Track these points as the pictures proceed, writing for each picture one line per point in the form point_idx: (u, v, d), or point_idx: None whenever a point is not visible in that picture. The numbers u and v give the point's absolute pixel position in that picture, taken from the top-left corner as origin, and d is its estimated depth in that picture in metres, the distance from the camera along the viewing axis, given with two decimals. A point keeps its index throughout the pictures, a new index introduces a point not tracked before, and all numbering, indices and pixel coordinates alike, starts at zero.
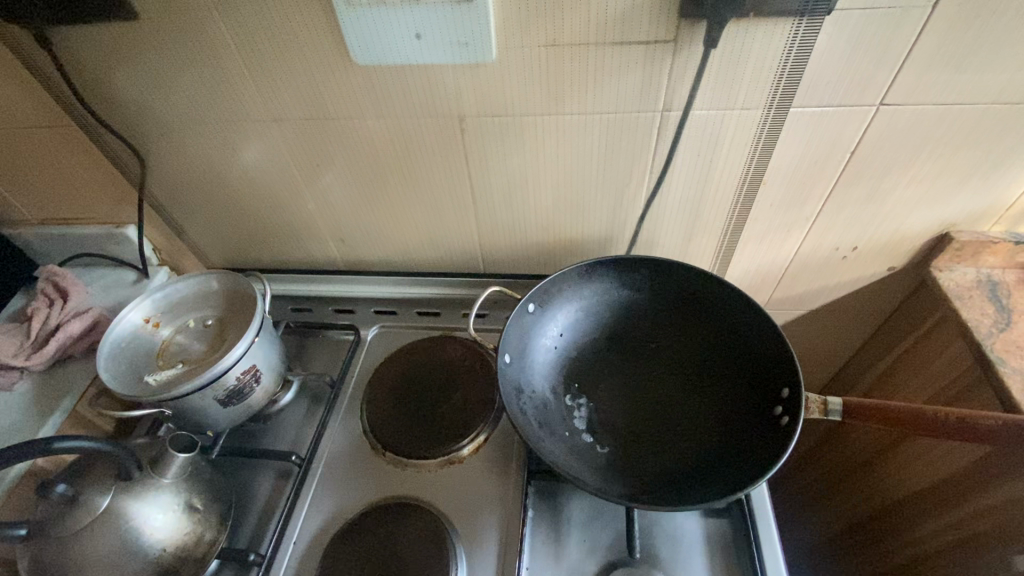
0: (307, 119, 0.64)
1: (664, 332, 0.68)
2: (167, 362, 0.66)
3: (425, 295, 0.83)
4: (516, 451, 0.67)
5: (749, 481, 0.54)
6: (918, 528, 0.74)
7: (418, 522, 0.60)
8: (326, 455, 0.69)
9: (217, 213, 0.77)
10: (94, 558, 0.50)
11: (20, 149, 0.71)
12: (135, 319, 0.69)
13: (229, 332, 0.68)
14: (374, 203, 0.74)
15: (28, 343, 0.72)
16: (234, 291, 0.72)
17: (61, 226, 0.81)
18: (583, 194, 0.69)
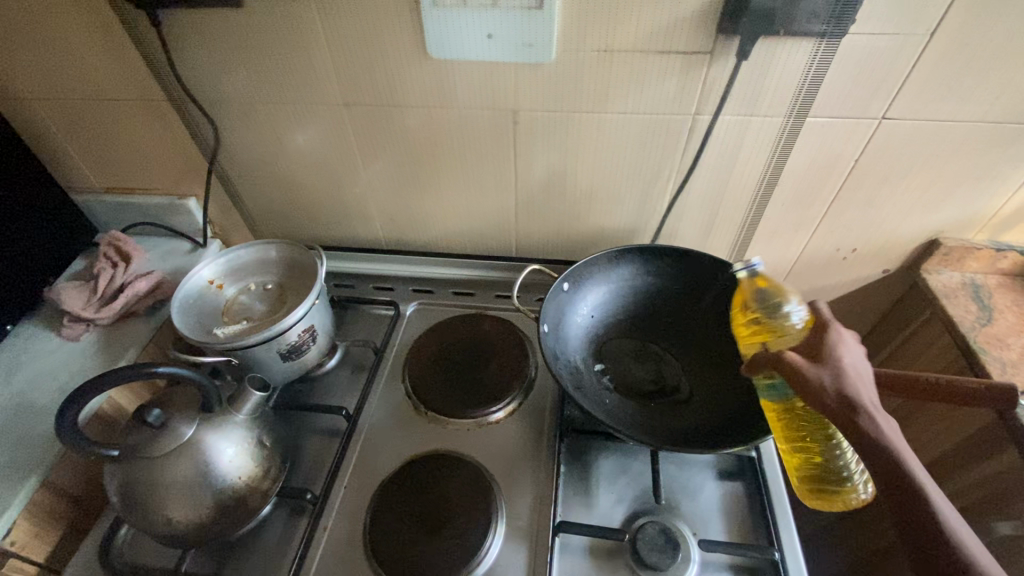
0: (376, 106, 0.71)
1: (684, 314, 0.76)
2: (232, 319, 0.72)
3: (461, 276, 0.90)
4: (548, 415, 0.73)
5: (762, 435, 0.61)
6: None
7: (461, 471, 0.66)
8: (371, 413, 0.75)
9: (276, 190, 0.84)
10: (178, 481, 0.55)
11: (103, 119, 0.77)
12: (202, 278, 0.75)
13: (289, 295, 0.74)
14: (424, 186, 0.81)
15: (96, 299, 0.78)
16: (292, 260, 0.78)
17: (125, 195, 0.87)
18: (616, 187, 0.77)
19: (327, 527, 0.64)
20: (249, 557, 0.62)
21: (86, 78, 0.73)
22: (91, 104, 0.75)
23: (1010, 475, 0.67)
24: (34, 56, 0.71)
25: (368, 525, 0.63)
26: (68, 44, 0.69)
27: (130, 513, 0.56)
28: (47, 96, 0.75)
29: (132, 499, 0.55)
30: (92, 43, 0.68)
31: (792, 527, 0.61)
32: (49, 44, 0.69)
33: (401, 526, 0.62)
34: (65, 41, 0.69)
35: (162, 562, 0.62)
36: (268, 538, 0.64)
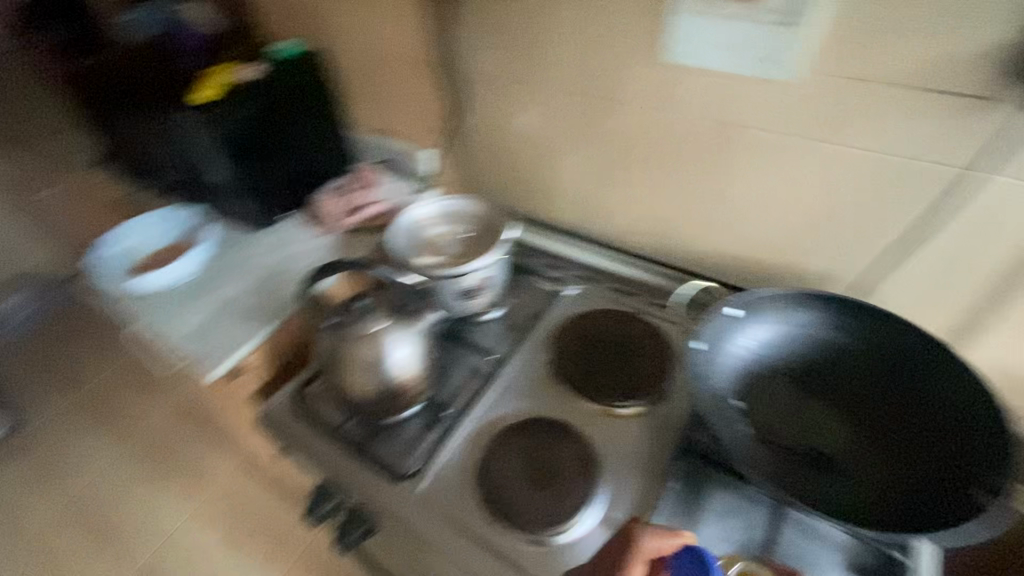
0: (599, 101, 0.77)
1: (862, 383, 0.67)
2: (430, 253, 0.86)
3: (629, 274, 0.90)
4: (673, 430, 0.72)
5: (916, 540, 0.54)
6: None
7: (574, 446, 0.70)
8: (512, 369, 0.83)
9: (493, 156, 0.96)
10: (361, 358, 0.70)
11: (384, 75, 0.95)
12: (419, 215, 0.90)
13: (479, 246, 0.85)
14: (619, 181, 0.84)
15: (343, 211, 0.98)
16: (489, 220, 0.89)
17: (381, 136, 1.07)
18: (821, 226, 0.71)
19: (451, 445, 0.73)
20: (386, 442, 0.74)
21: (386, 41, 0.92)
22: (380, 63, 0.94)
23: None
24: (355, 18, 0.90)
25: (482, 457, 0.71)
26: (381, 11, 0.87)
27: (327, 370, 0.73)
28: (355, 50, 0.97)
29: (333, 360, 0.72)
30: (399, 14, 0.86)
31: None
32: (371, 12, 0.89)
33: (509, 470, 0.69)
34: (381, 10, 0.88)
35: (329, 417, 0.77)
36: (406, 434, 0.75)
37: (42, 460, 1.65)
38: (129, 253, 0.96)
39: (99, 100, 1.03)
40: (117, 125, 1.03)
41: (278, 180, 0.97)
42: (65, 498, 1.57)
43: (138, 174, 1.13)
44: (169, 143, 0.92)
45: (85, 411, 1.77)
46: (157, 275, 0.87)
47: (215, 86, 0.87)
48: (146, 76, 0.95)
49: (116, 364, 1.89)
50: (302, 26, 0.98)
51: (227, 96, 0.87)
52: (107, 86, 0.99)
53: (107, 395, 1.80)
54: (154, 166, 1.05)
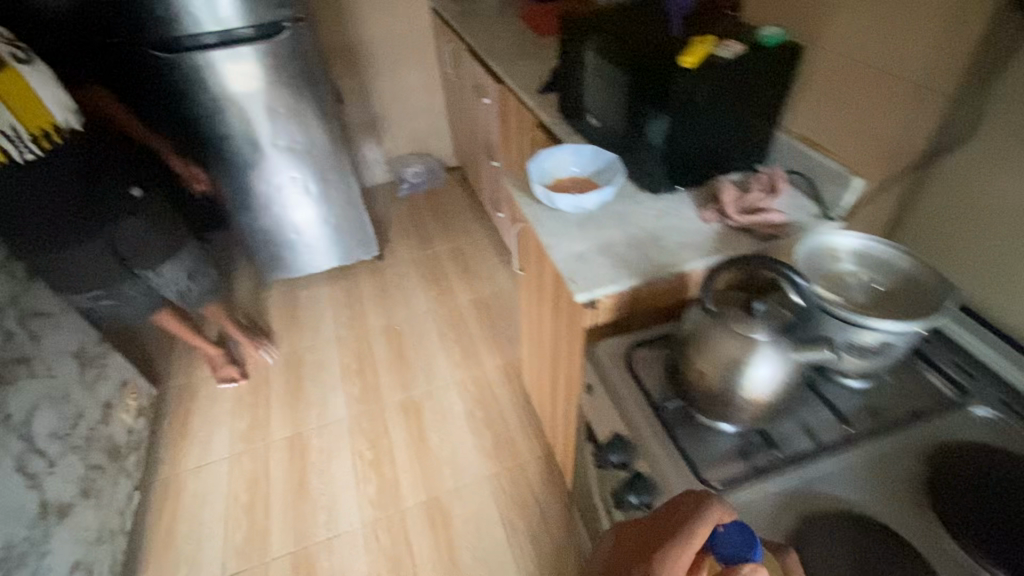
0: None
1: None
2: (829, 287, 0.77)
3: None
4: None
5: None
6: None
7: None
8: (867, 451, 0.70)
9: (956, 218, 0.82)
10: (727, 355, 0.68)
11: (870, 86, 0.87)
12: (835, 242, 0.81)
13: (891, 308, 0.74)
14: None
15: (740, 204, 0.94)
16: (915, 284, 0.76)
17: (809, 146, 0.99)
18: None
19: (769, 484, 0.67)
20: (700, 441, 0.73)
21: (895, 53, 0.82)
22: (875, 71, 0.86)
23: None
24: (880, 19, 0.83)
25: (800, 520, 0.64)
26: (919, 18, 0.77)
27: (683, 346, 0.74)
28: (844, 53, 0.89)
29: (691, 341, 0.72)
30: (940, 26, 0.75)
31: None
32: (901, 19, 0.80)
33: (829, 553, 0.61)
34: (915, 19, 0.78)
35: (652, 387, 0.80)
36: (722, 444, 0.72)
37: (385, 287, 2.21)
38: (558, 159, 1.06)
39: (572, 44, 1.18)
40: (577, 66, 1.17)
41: (693, 155, 0.98)
42: (384, 322, 2.06)
43: (563, 108, 1.28)
44: (624, 94, 1.01)
45: (419, 271, 2.28)
46: (579, 198, 0.96)
47: (694, 55, 0.88)
48: (633, 31, 1.03)
49: (451, 250, 2.38)
50: (803, 18, 0.96)
51: (711, 68, 0.89)
52: (586, 31, 1.12)
53: (439, 266, 2.29)
54: (588, 110, 1.18)
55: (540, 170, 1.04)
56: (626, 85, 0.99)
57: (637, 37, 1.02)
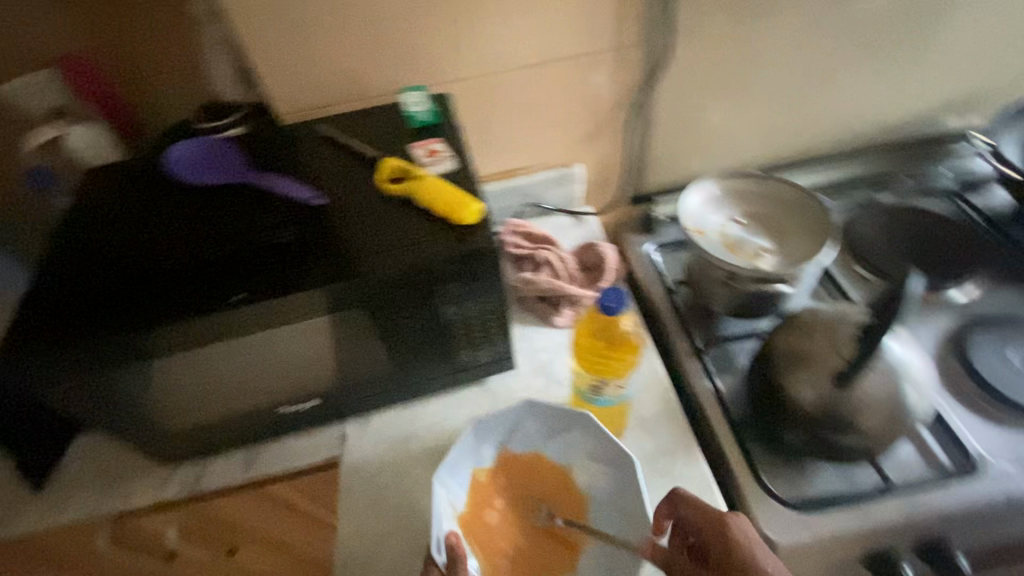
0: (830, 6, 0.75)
1: None
2: (743, 251, 0.70)
3: (838, 177, 0.90)
4: (1012, 263, 0.78)
5: None
6: None
7: (1011, 328, 0.70)
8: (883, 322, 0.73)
9: (675, 135, 0.82)
10: (877, 390, 0.55)
11: (535, 88, 0.70)
12: (694, 209, 0.73)
13: (785, 228, 0.72)
14: (816, 92, 0.82)
15: (571, 278, 0.72)
16: (765, 195, 0.75)
17: (505, 180, 0.79)
18: (978, 53, 0.84)
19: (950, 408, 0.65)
20: (903, 466, 0.62)
21: (534, 40, 0.66)
22: (532, 70, 0.69)
23: None
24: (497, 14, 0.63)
25: (977, 383, 0.66)
26: None
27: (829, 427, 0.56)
28: (476, 72, 0.67)
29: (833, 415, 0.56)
30: None
31: None
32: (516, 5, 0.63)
33: (1008, 377, 0.65)
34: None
35: (825, 489, 0.61)
36: (907, 449, 0.63)
37: None
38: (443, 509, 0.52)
39: (107, 364, 0.47)
40: (180, 372, 0.51)
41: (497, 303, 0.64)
42: None
43: (177, 450, 0.58)
44: (376, 324, 0.52)
45: None
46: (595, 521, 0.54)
47: (450, 201, 0.50)
48: (254, 232, 0.50)
49: None
50: (383, 71, 0.64)
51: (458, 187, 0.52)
52: (142, 312, 0.47)
53: None
54: (287, 399, 0.57)
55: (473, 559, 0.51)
56: (370, 310, 0.51)
57: (292, 241, 0.50)
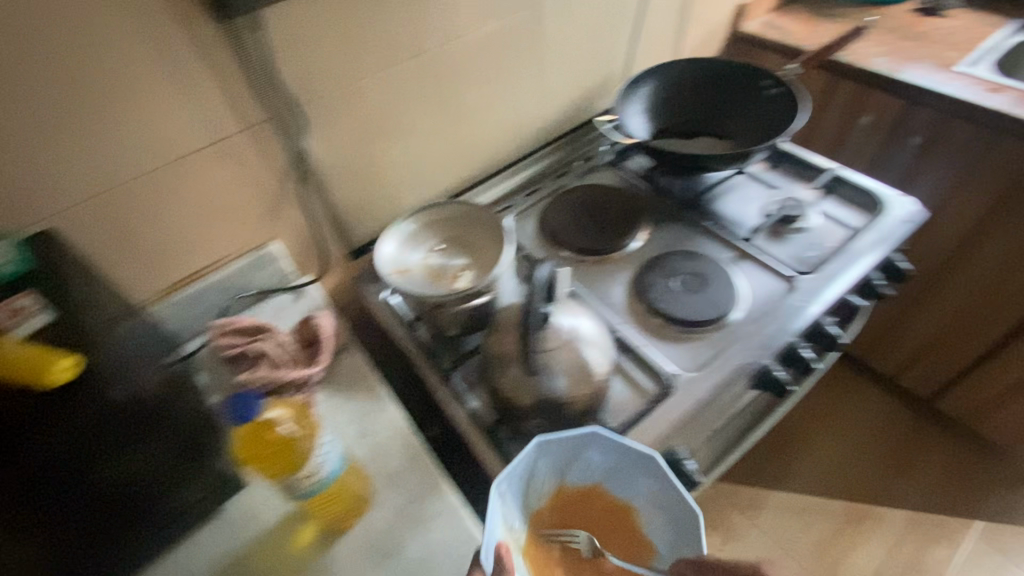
0: (448, 37, 0.80)
1: (696, 97, 1.02)
2: (444, 276, 0.74)
3: (525, 177, 1.02)
4: (664, 207, 0.97)
5: (774, 129, 0.95)
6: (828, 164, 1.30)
7: (670, 259, 0.86)
8: (583, 290, 0.86)
9: (361, 184, 0.84)
10: (561, 363, 0.63)
11: (173, 186, 0.67)
12: (390, 255, 0.75)
13: (474, 239, 0.78)
14: (476, 111, 0.91)
15: (290, 361, 0.69)
16: (452, 217, 0.80)
17: (195, 283, 0.76)
18: (597, 47, 1.00)
19: (641, 342, 0.78)
20: (620, 408, 0.72)
21: (144, 144, 0.62)
22: (159, 172, 0.65)
23: (873, 99, 1.14)
24: (78, 131, 0.58)
25: (655, 313, 0.80)
26: (130, 90, 0.59)
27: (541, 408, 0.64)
28: (89, 191, 0.61)
29: (537, 398, 0.63)
30: (156, 92, 0.60)
31: (824, 159, 0.97)
32: (100, 117, 0.58)
33: (680, 299, 0.80)
34: (120, 103, 0.59)
35: None
36: (621, 392, 0.74)
37: None
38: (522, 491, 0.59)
39: None
40: None
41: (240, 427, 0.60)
42: None
43: None
44: (17, 487, 0.47)
45: None
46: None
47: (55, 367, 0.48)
48: None
49: None
50: None
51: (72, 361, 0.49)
52: None
53: None
54: None
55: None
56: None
57: None
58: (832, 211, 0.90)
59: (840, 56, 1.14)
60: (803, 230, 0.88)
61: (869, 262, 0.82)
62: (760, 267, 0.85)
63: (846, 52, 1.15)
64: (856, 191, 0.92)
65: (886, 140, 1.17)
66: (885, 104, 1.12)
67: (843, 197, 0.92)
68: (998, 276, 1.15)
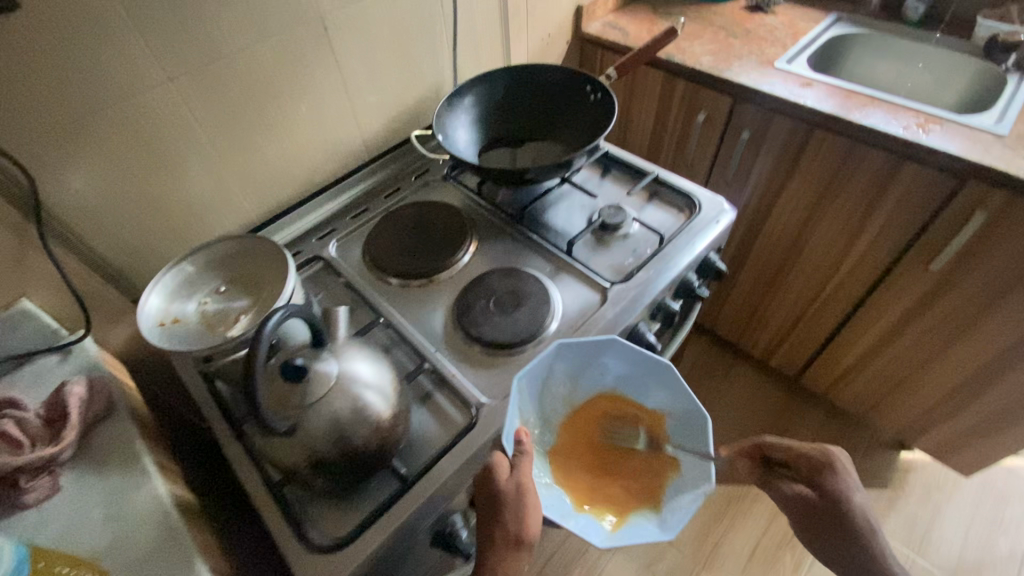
0: (214, 56, 0.71)
1: (521, 109, 1.01)
2: (219, 326, 0.67)
3: (348, 200, 0.97)
4: (494, 221, 0.94)
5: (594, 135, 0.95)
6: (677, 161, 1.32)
7: (489, 277, 0.82)
8: (400, 317, 0.80)
9: (136, 223, 0.74)
10: (336, 417, 0.56)
11: None
12: (155, 310, 0.67)
13: (257, 278, 0.72)
14: (275, 133, 0.83)
15: (28, 441, 0.60)
16: (231, 256, 0.74)
17: None
18: (413, 57, 0.95)
19: (456, 371, 0.73)
20: (425, 448, 0.67)
21: None
22: None
23: (705, 97, 1.15)
24: None
25: (472, 337, 0.75)
26: None
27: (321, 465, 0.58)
28: None
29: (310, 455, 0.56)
30: None
31: (647, 162, 0.98)
32: None
33: (495, 320, 0.76)
34: None
35: (364, 512, 0.63)
36: (427, 428, 0.69)
37: None
38: (552, 393, 0.75)
39: None
40: None
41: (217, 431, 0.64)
42: None
43: None
44: None
45: None
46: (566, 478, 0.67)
47: None
48: None
49: None
50: None
51: None
52: None
53: None
54: None
55: (556, 511, 0.63)
56: None
57: None
58: (652, 216, 0.91)
59: (671, 56, 1.16)
60: (624, 237, 0.88)
61: (678, 268, 0.82)
62: (579, 278, 0.83)
63: (677, 52, 1.16)
64: (674, 194, 0.93)
65: (722, 137, 1.19)
66: (716, 102, 1.14)
67: (663, 201, 0.93)
68: (831, 263, 1.20)
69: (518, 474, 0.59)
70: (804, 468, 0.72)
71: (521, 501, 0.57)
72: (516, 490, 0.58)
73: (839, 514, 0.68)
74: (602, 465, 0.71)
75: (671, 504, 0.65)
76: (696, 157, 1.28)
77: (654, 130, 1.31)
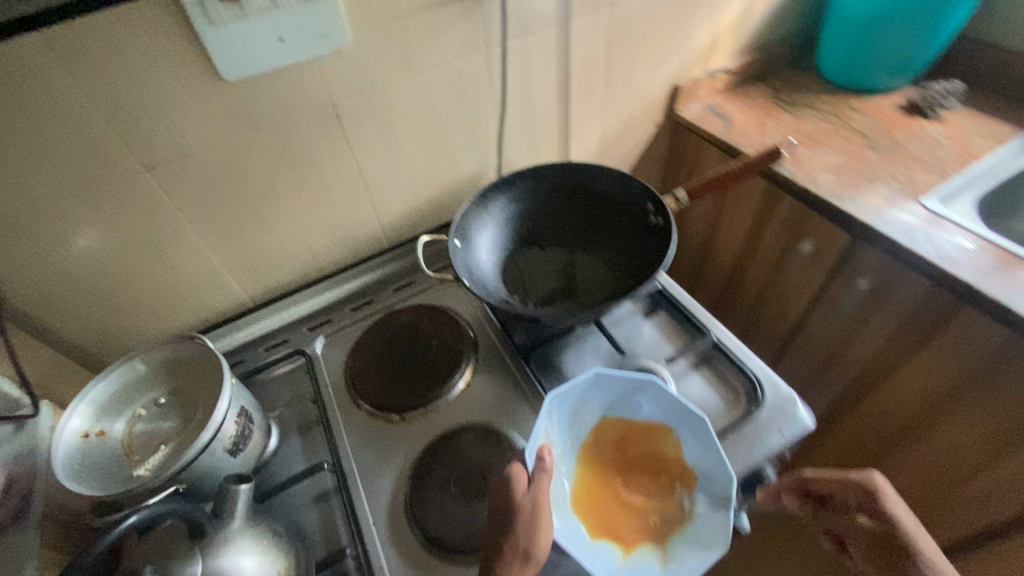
0: (201, 144, 0.64)
1: (567, 217, 0.84)
2: (136, 451, 0.60)
3: (351, 289, 0.88)
4: (500, 351, 0.78)
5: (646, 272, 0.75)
6: (770, 282, 1.06)
7: (464, 438, 0.68)
8: (352, 460, 0.69)
9: (108, 302, 0.70)
10: None
11: None
12: (76, 430, 0.60)
13: (196, 397, 0.63)
14: (274, 218, 0.75)
15: None
16: (182, 363, 0.66)
17: None
18: (449, 142, 0.82)
19: (382, 564, 0.59)
20: None
21: None
22: None
23: (817, 223, 0.90)
24: None
25: (416, 524, 0.61)
26: None
27: None
28: None
29: None
30: None
31: (707, 316, 0.77)
32: None
33: (447, 504, 0.62)
34: None
35: None
36: None
37: None
38: (584, 420, 0.65)
39: None
40: None
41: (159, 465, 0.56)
42: None
43: None
44: None
45: None
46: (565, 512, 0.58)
47: None
48: None
49: None
50: None
51: None
52: None
53: None
54: None
55: (569, 535, 0.57)
56: None
57: None
58: (695, 394, 0.70)
59: (780, 165, 0.91)
60: None
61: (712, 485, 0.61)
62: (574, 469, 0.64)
63: (789, 161, 0.92)
64: (732, 369, 0.71)
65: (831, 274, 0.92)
66: (829, 232, 0.88)
67: (715, 373, 0.72)
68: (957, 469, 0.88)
69: (536, 493, 0.53)
70: (851, 499, 0.65)
71: (536, 522, 0.52)
72: (532, 509, 0.52)
73: (900, 546, 0.61)
74: (625, 485, 0.62)
75: (681, 550, 0.56)
76: (794, 285, 1.01)
77: (747, 241, 1.06)
